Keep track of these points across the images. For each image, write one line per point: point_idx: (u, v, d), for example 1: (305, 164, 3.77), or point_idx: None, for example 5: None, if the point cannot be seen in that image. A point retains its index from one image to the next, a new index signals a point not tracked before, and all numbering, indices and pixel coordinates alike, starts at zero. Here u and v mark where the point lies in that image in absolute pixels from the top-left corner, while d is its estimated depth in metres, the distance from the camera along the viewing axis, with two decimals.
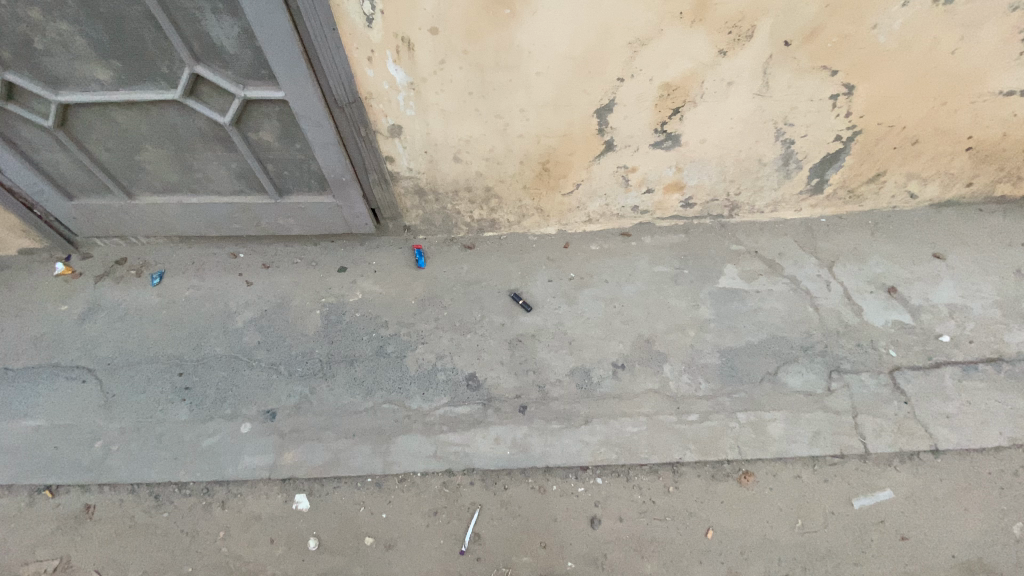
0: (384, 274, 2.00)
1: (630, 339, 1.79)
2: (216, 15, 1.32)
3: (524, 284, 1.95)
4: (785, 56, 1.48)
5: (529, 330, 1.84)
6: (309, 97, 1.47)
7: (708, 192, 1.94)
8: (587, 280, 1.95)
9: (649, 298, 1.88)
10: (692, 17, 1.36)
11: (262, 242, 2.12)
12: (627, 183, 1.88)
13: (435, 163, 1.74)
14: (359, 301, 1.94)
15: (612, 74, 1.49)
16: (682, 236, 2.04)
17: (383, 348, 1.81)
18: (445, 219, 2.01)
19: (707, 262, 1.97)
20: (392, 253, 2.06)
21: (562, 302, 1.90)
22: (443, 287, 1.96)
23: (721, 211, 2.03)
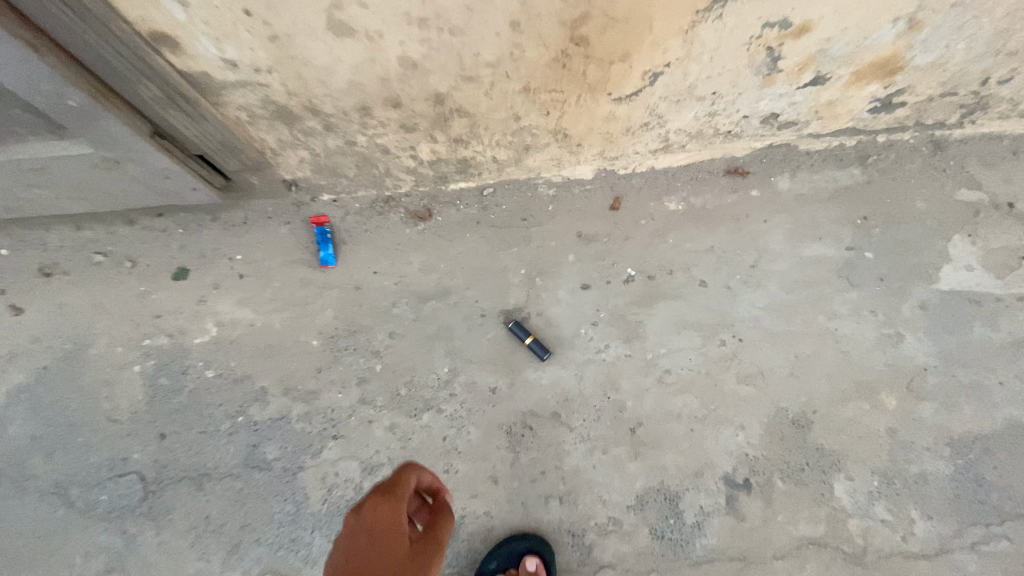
0: (257, 284, 1.02)
1: (760, 422, 0.85)
2: None
3: (538, 302, 0.94)
4: None
5: (551, 405, 0.88)
6: None
7: (945, 76, 0.85)
8: (668, 289, 0.92)
9: (797, 324, 0.90)
10: None
11: (26, 223, 1.08)
12: (771, 67, 0.78)
13: (284, 39, 0.66)
14: (210, 346, 1.00)
15: None
16: (857, 172, 0.99)
17: (256, 449, 0.92)
18: (360, 164, 0.94)
19: (910, 232, 0.95)
20: (271, 236, 1.05)
21: (613, 339, 0.91)
22: (371, 313, 0.97)
23: (950, 117, 0.95)
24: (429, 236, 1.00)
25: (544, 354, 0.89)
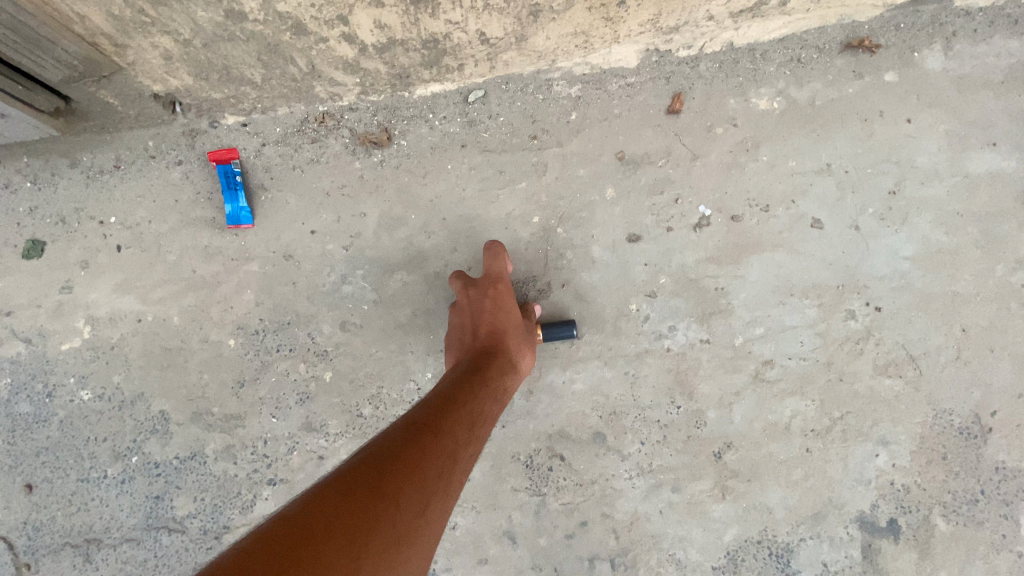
0: (143, 261, 0.68)
1: (911, 434, 0.56)
2: None
3: (562, 268, 0.62)
4: None
5: (590, 423, 0.58)
6: None
7: None
8: (762, 236, 0.60)
9: (965, 281, 0.58)
10: None
11: None
12: None
13: None
14: (85, 355, 0.68)
15: None
16: None
17: (161, 502, 0.65)
18: (264, 56, 0.58)
19: None
20: (159, 184, 0.68)
21: (681, 319, 0.59)
22: (313, 295, 0.65)
23: None
24: (391, 171, 0.66)
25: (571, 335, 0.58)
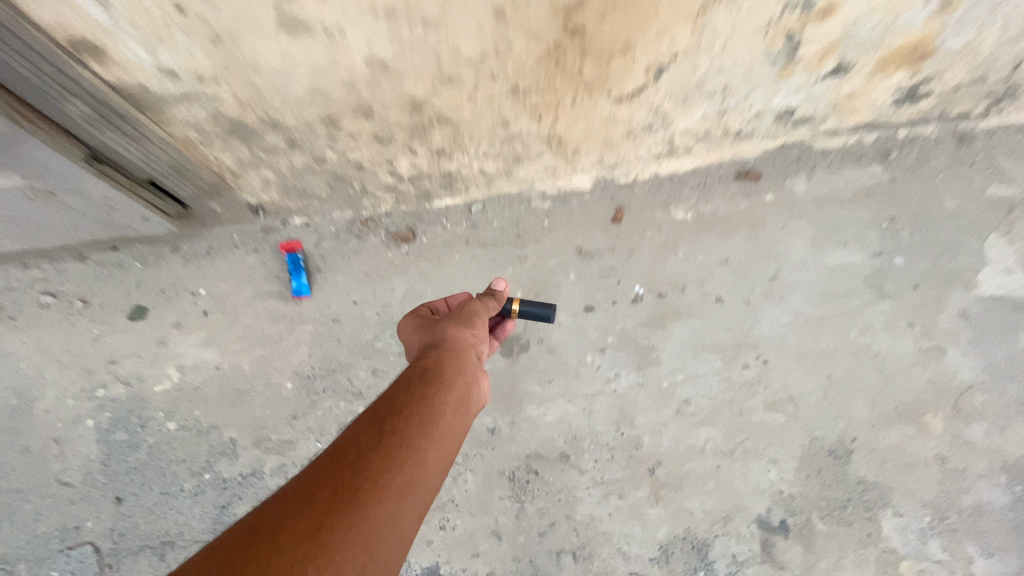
0: (224, 321, 0.91)
1: (793, 454, 0.76)
2: None
3: (538, 330, 0.84)
4: None
5: (557, 446, 0.79)
6: None
7: (977, 64, 0.76)
8: (681, 307, 0.83)
9: (827, 341, 0.81)
10: None
11: None
12: (790, 58, 0.68)
13: (228, 45, 0.56)
14: (173, 394, 0.89)
15: None
16: (879, 170, 0.90)
17: (225, 511, 0.85)
18: (333, 182, 0.84)
19: (942, 234, 0.87)
20: (241, 267, 0.92)
21: (625, 367, 0.81)
22: (352, 349, 0.87)
23: (973, 106, 0.86)
24: (414, 259, 0.90)
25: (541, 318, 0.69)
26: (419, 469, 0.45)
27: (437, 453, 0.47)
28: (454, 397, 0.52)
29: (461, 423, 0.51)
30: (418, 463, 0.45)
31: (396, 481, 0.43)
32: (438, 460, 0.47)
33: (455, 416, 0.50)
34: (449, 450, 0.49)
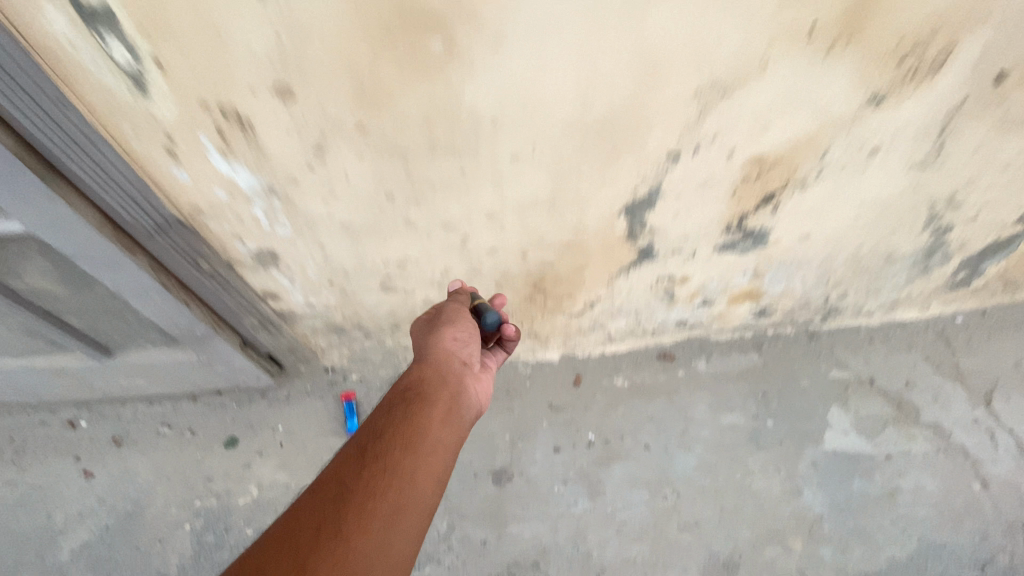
0: (296, 451, 1.27)
1: (696, 565, 1.11)
2: None
3: (519, 464, 1.21)
4: (994, 101, 0.75)
5: (532, 555, 1.13)
6: (73, 227, 0.76)
7: (797, 299, 1.22)
8: (620, 451, 1.22)
9: (719, 479, 1.18)
10: (835, 35, 0.62)
11: (114, 402, 1.37)
12: (672, 297, 1.16)
13: (350, 295, 1.03)
14: (254, 505, 1.22)
15: (658, 153, 0.77)
16: (754, 356, 1.32)
17: None
18: (386, 356, 1.27)
19: (800, 404, 1.26)
20: (312, 411, 1.31)
21: (580, 494, 1.18)
22: None
23: (811, 317, 1.30)
24: None
25: (494, 322, 0.85)
26: (407, 484, 0.61)
27: (418, 466, 0.63)
28: (433, 411, 0.70)
29: (441, 433, 0.68)
30: (400, 480, 0.61)
31: (380, 504, 0.58)
32: (423, 471, 0.63)
33: (433, 431, 0.67)
34: (432, 459, 0.64)
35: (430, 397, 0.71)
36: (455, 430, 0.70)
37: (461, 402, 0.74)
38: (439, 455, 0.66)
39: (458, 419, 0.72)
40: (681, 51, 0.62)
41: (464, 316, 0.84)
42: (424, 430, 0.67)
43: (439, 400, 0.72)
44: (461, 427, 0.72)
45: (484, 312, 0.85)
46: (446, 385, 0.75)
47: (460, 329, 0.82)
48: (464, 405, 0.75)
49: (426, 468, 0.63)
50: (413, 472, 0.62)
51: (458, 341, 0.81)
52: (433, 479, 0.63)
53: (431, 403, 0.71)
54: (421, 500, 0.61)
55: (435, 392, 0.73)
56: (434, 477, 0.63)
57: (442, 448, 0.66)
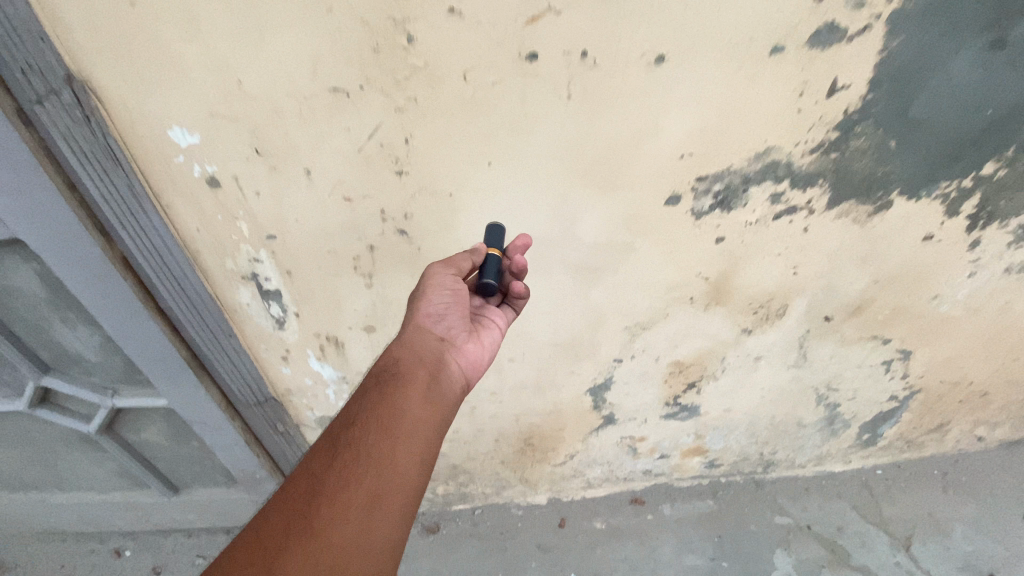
0: None
1: None
2: (68, 326, 1.00)
3: None
4: (827, 330, 1.14)
5: None
6: (202, 402, 1.11)
7: (737, 454, 1.52)
8: None
9: None
10: (705, 300, 1.05)
11: (160, 533, 1.58)
12: (635, 451, 1.46)
13: None
14: None
15: (607, 355, 1.18)
16: (711, 501, 1.58)
17: None
18: None
19: (749, 547, 1.48)
20: None
21: None
22: None
23: (754, 468, 1.59)
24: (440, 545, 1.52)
25: (493, 280, 0.79)
26: (389, 469, 0.62)
27: (398, 451, 0.64)
28: (409, 391, 0.71)
29: (422, 411, 0.69)
30: (376, 464, 0.61)
31: (356, 495, 0.58)
32: (405, 451, 0.64)
33: (410, 416, 0.68)
34: (411, 441, 0.65)
35: (404, 378, 0.72)
36: (433, 408, 0.72)
37: (439, 380, 0.76)
38: (419, 439, 0.66)
39: (437, 395, 0.74)
40: (611, 306, 1.06)
41: (438, 287, 0.78)
42: (402, 413, 0.68)
43: (416, 377, 0.73)
44: (442, 407, 0.73)
45: (486, 256, 0.79)
46: (422, 364, 0.76)
47: (436, 301, 0.79)
48: (443, 377, 0.77)
49: (408, 449, 0.64)
50: (392, 458, 0.63)
51: (439, 295, 0.79)
52: (416, 457, 0.64)
53: (406, 386, 0.71)
54: (403, 481, 0.62)
55: (412, 375, 0.73)
56: (418, 455, 0.65)
57: (420, 431, 0.67)
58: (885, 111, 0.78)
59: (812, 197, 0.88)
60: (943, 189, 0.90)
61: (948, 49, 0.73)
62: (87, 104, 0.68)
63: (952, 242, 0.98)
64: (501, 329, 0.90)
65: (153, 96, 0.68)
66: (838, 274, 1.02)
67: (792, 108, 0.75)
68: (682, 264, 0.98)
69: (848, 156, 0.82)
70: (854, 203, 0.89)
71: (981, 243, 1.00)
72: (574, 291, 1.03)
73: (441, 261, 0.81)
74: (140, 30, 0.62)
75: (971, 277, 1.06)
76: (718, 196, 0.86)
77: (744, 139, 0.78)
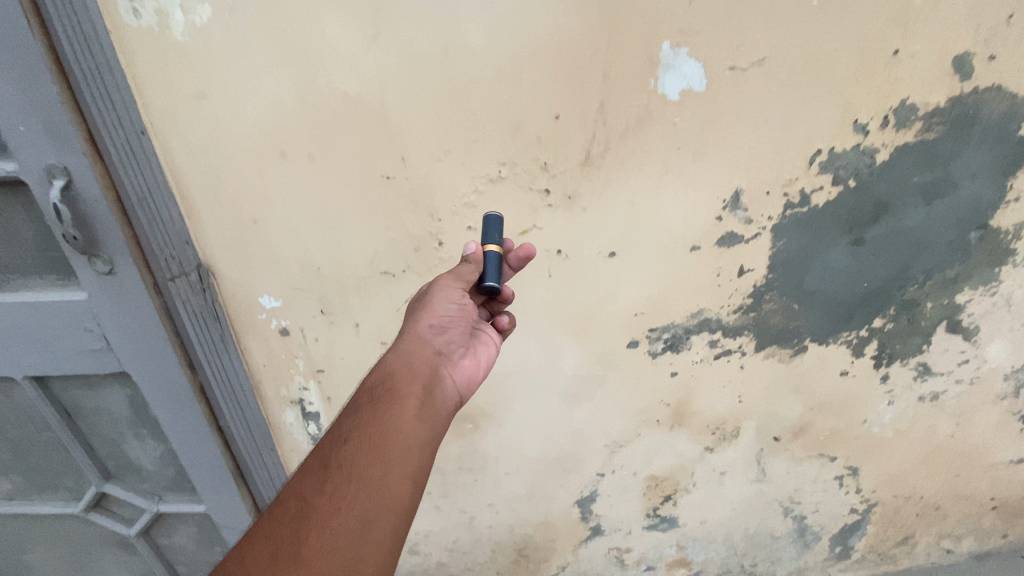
0: None
1: None
2: (139, 439, 1.23)
3: None
4: (777, 448, 1.33)
5: None
6: (234, 507, 1.29)
7: (720, 566, 1.62)
8: None
9: None
10: (669, 423, 1.26)
11: None
12: (623, 562, 1.56)
13: None
14: None
15: (590, 470, 1.35)
16: None
17: None
18: None
19: None
20: None
21: None
22: None
23: None
24: None
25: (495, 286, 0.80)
26: (380, 490, 0.61)
27: (389, 473, 0.62)
28: (402, 406, 0.69)
29: (416, 427, 0.68)
30: (368, 487, 0.60)
31: (348, 520, 0.57)
32: (396, 472, 0.63)
33: (403, 434, 0.67)
34: (403, 462, 0.64)
35: (399, 393, 0.71)
36: (427, 424, 0.71)
37: (434, 394, 0.76)
38: (410, 460, 0.65)
39: (431, 410, 0.73)
40: (591, 427, 1.27)
41: (444, 299, 0.81)
42: (396, 431, 0.66)
43: (410, 391, 0.72)
44: (435, 422, 0.72)
45: (485, 253, 0.80)
46: (416, 376, 0.75)
47: (439, 313, 0.81)
48: (438, 391, 0.77)
49: (400, 470, 0.63)
50: (384, 480, 0.62)
51: (443, 308, 0.81)
52: (408, 477, 0.63)
53: (400, 400, 0.70)
54: (395, 505, 0.61)
55: (406, 389, 0.72)
56: (411, 476, 0.64)
57: (413, 451, 0.66)
58: (783, 285, 1.05)
59: (741, 343, 1.13)
60: (846, 338, 1.14)
61: (821, 246, 1.00)
62: (206, 280, 0.97)
63: (864, 376, 1.21)
64: (495, 344, 0.93)
65: (252, 277, 0.97)
66: (777, 402, 1.24)
67: (713, 283, 1.04)
68: (646, 393, 1.20)
69: (765, 316, 1.09)
70: (776, 347, 1.14)
71: (890, 378, 1.22)
72: (559, 414, 1.24)
73: (448, 274, 0.83)
74: (257, 237, 0.92)
75: (890, 404, 1.26)
76: (668, 342, 1.12)
77: (679, 302, 1.06)
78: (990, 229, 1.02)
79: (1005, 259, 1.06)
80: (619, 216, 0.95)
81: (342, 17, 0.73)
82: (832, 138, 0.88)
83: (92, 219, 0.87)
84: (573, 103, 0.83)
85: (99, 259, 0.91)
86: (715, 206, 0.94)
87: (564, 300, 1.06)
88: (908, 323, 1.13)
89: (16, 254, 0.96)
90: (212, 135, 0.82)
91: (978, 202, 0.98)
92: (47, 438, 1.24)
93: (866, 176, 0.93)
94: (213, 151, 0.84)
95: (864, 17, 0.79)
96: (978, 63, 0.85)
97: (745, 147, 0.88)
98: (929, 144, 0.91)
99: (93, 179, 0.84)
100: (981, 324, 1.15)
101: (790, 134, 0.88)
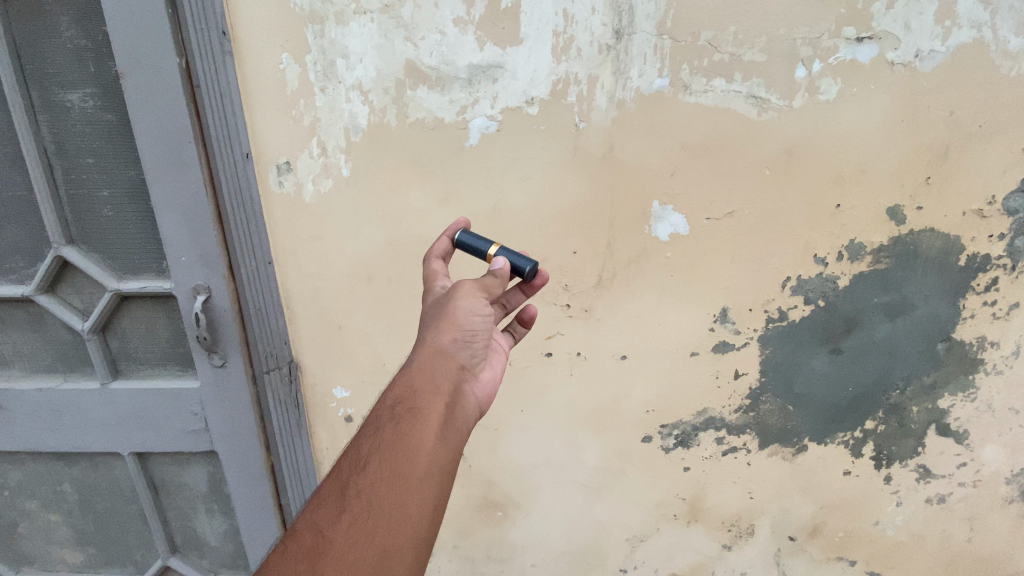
0: None
1: None
2: (208, 513, 1.41)
3: None
4: (794, 548, 1.38)
5: None
6: None
7: None
8: None
9: None
10: (686, 517, 1.35)
11: None
12: None
13: None
14: None
15: (612, 565, 1.42)
16: None
17: None
18: None
19: None
20: None
21: None
22: None
23: None
24: None
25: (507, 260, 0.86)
26: (399, 520, 0.61)
27: (407, 503, 0.63)
28: (424, 426, 0.68)
29: (436, 447, 0.67)
30: (385, 517, 0.61)
31: (365, 553, 0.59)
32: (415, 499, 0.63)
33: (425, 458, 0.66)
34: (423, 490, 0.64)
35: (421, 412, 0.70)
36: (449, 443, 0.69)
37: (459, 411, 0.75)
38: (432, 484, 0.65)
39: (455, 427, 0.72)
40: (611, 520, 1.37)
41: (468, 311, 0.79)
42: (416, 454, 0.65)
43: (433, 410, 0.70)
44: (458, 440, 0.71)
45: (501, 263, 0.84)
46: (438, 393, 0.73)
47: (463, 328, 0.79)
48: (461, 406, 0.76)
49: (419, 497, 0.63)
50: (402, 510, 0.62)
51: (468, 323, 0.80)
52: (428, 504, 0.64)
53: (423, 417, 0.69)
54: (414, 535, 0.61)
55: (429, 406, 0.71)
56: (430, 503, 0.64)
57: (433, 477, 0.65)
58: (776, 387, 1.21)
59: (746, 440, 1.26)
60: (842, 438, 1.26)
61: (804, 353, 1.18)
62: (294, 373, 1.21)
63: (868, 476, 1.29)
64: (506, 350, 0.95)
65: (332, 373, 1.22)
66: (788, 500, 1.33)
67: (713, 383, 1.21)
68: (661, 487, 1.32)
69: (761, 414, 1.23)
70: (778, 445, 1.27)
71: (894, 478, 1.29)
72: (582, 505, 1.35)
73: (462, 285, 0.82)
74: (340, 339, 1.19)
75: (898, 506, 1.32)
76: (678, 437, 1.26)
77: (685, 403, 1.22)
78: (956, 341, 1.16)
79: (976, 368, 1.18)
80: (627, 327, 1.16)
81: (424, 189, 1.07)
82: (797, 267, 1.11)
83: (218, 322, 1.13)
84: (587, 241, 1.10)
85: (217, 354, 1.16)
86: (707, 320, 1.15)
87: (583, 397, 1.24)
88: (898, 425, 1.24)
89: (151, 350, 1.23)
90: (320, 264, 1.12)
91: (938, 318, 1.14)
92: (131, 510, 1.43)
93: (832, 297, 1.13)
94: (318, 275, 1.13)
95: (807, 181, 1.04)
96: (910, 212, 1.07)
97: (727, 274, 1.12)
98: (882, 271, 1.11)
99: (225, 294, 1.11)
100: (970, 428, 1.24)
101: (761, 265, 1.11)
